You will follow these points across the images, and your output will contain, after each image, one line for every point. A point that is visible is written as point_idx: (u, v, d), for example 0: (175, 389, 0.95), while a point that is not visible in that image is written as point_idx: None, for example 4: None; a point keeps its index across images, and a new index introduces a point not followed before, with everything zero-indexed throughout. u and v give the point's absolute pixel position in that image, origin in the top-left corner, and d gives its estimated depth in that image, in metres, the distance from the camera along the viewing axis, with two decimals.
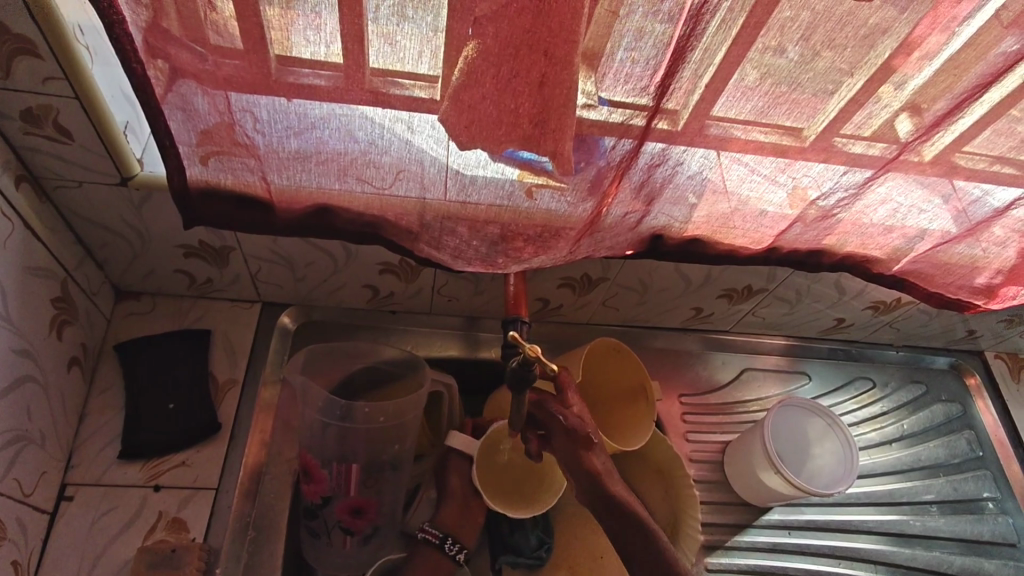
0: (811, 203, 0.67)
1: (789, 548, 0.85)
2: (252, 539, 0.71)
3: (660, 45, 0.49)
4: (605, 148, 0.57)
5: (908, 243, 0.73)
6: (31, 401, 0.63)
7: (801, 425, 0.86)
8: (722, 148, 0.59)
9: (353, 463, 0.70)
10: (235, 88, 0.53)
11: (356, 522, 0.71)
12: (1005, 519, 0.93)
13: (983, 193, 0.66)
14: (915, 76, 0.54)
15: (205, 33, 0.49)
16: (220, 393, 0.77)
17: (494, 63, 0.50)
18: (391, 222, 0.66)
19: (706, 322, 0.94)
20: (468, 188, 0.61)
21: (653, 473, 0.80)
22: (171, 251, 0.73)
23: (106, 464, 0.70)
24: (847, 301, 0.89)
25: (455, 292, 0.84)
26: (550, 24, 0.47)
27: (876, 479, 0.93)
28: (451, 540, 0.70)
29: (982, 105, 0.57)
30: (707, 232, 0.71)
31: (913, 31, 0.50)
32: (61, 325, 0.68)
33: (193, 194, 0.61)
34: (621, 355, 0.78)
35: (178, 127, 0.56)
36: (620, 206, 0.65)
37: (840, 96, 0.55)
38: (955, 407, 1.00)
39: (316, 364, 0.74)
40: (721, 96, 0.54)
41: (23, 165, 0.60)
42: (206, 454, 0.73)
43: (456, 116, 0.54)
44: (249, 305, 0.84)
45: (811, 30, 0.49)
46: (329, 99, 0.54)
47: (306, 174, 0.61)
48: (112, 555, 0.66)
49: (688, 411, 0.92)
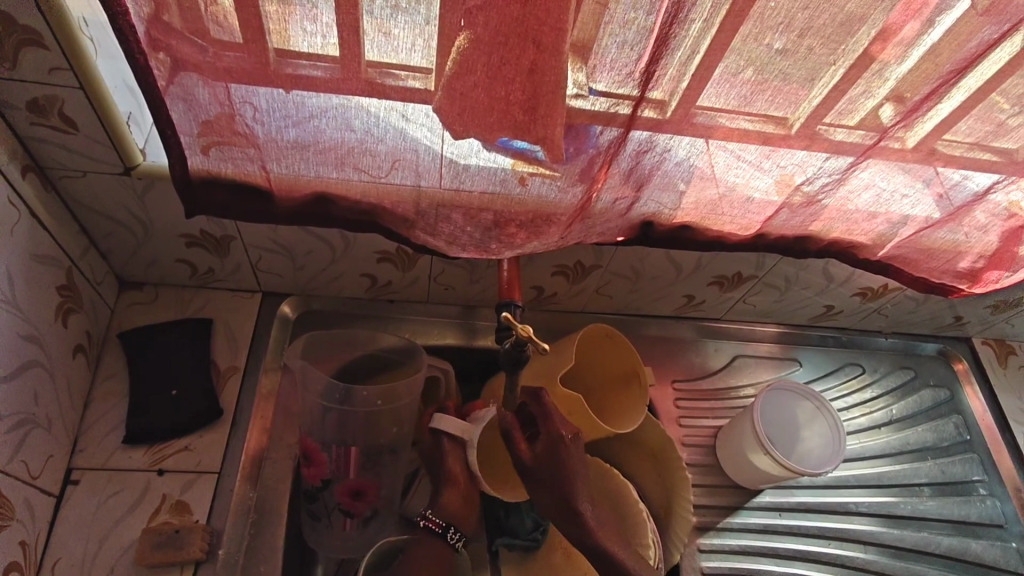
0: (796, 189, 0.68)
1: (780, 529, 0.86)
2: (254, 521, 0.72)
3: (644, 33, 0.51)
4: (594, 135, 0.59)
5: (892, 228, 0.75)
6: (38, 386, 0.65)
7: (790, 408, 0.87)
8: (708, 135, 0.61)
9: (351, 447, 0.72)
10: (234, 79, 0.54)
11: (355, 504, 0.73)
12: (993, 502, 0.94)
13: (963, 178, 0.68)
14: (894, 63, 0.55)
15: (206, 26, 0.51)
16: (221, 380, 0.79)
17: (485, 53, 0.51)
18: (387, 210, 0.68)
19: (698, 309, 0.96)
20: (462, 175, 0.63)
21: (646, 456, 0.82)
22: (173, 241, 0.75)
23: (110, 449, 0.72)
24: (836, 288, 0.91)
25: (451, 281, 0.85)
26: (538, 14, 0.48)
27: (866, 462, 0.95)
28: (454, 530, 0.70)
29: (959, 91, 0.59)
30: (697, 219, 0.72)
31: (890, 19, 0.52)
32: (66, 312, 0.70)
33: (195, 183, 0.63)
34: (614, 341, 0.79)
35: (179, 118, 0.58)
36: (610, 192, 0.67)
37: (821, 84, 0.56)
38: (943, 393, 1.02)
39: (315, 351, 0.75)
40: (706, 84, 0.56)
41: (29, 156, 0.62)
42: (209, 439, 0.75)
43: (448, 105, 0.56)
44: (249, 295, 0.86)
45: (792, 19, 0.51)
46: (326, 89, 0.56)
47: (304, 163, 0.63)
48: (116, 537, 0.68)
49: (681, 398, 0.93)
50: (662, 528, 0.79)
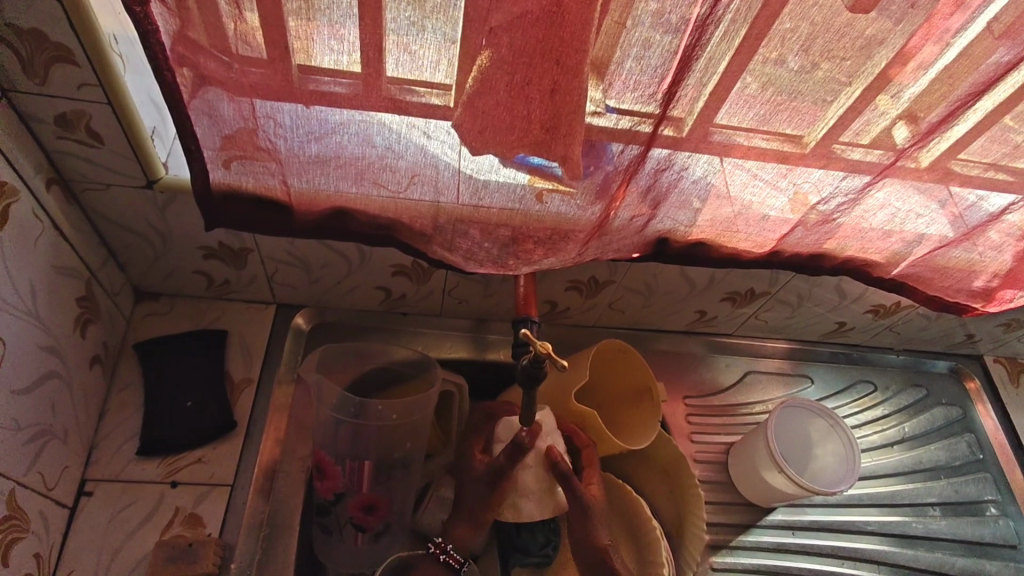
0: (811, 208, 0.69)
1: (794, 548, 0.86)
2: (267, 535, 0.72)
3: (666, 55, 0.52)
4: (612, 153, 0.60)
5: (906, 247, 0.75)
6: (56, 398, 0.65)
7: (804, 426, 0.87)
8: (725, 154, 0.62)
9: (365, 461, 0.72)
10: (260, 95, 0.55)
11: (368, 519, 0.72)
12: (1007, 522, 0.94)
13: (978, 199, 0.69)
14: (910, 85, 0.56)
15: (233, 43, 0.52)
16: (235, 393, 0.79)
17: (507, 72, 0.52)
18: (405, 225, 0.68)
19: (710, 325, 0.96)
20: (481, 192, 0.64)
21: (658, 472, 0.82)
22: (190, 254, 0.76)
23: (125, 460, 0.72)
24: (848, 305, 0.91)
25: (465, 295, 0.86)
26: (561, 35, 0.49)
27: (879, 481, 0.94)
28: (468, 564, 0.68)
29: (975, 113, 0.59)
30: (712, 236, 0.73)
31: (908, 42, 0.52)
32: (85, 323, 0.70)
33: (216, 196, 0.64)
34: (629, 356, 0.79)
35: (203, 132, 0.58)
36: (628, 209, 0.67)
37: (838, 104, 0.57)
38: (955, 411, 1.02)
39: (329, 364, 0.75)
40: (724, 104, 0.56)
41: (54, 169, 0.63)
42: (222, 451, 0.75)
43: (469, 123, 0.56)
44: (264, 307, 0.86)
45: (810, 41, 0.52)
46: (349, 106, 0.56)
47: (325, 178, 0.63)
48: (129, 549, 0.68)
49: (693, 413, 0.93)
50: (675, 546, 0.79)
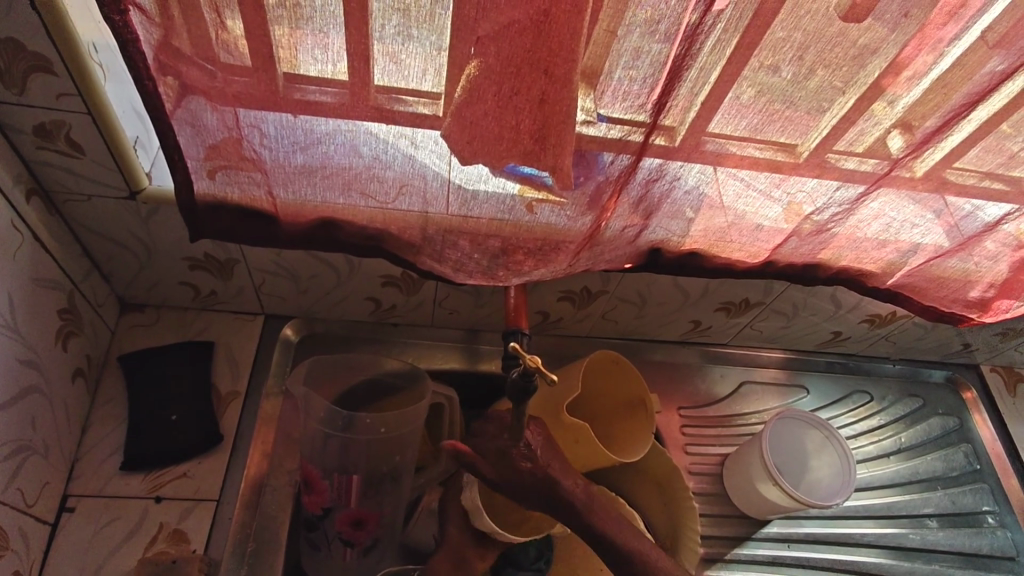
0: (806, 218, 0.68)
1: (790, 561, 0.85)
2: (253, 551, 0.70)
3: (656, 64, 0.51)
4: (604, 163, 0.59)
5: (901, 256, 0.74)
6: (36, 412, 0.64)
7: (799, 437, 0.86)
8: (718, 163, 0.61)
9: (353, 476, 0.70)
10: (243, 104, 0.54)
11: (357, 534, 0.71)
12: (1004, 533, 0.93)
13: (974, 208, 0.68)
14: (905, 94, 0.55)
15: (216, 52, 0.51)
16: (222, 405, 0.78)
17: (495, 82, 0.51)
18: (393, 235, 0.67)
19: (704, 335, 0.95)
20: (470, 202, 0.63)
21: (651, 485, 0.81)
22: (176, 264, 0.74)
23: (108, 476, 0.71)
24: (844, 314, 0.90)
25: (456, 306, 0.85)
26: (549, 45, 0.48)
27: (874, 492, 0.93)
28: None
29: (970, 122, 0.59)
30: (706, 246, 0.72)
31: (901, 51, 0.52)
32: (67, 336, 0.69)
33: (201, 208, 0.63)
34: (623, 369, 0.78)
35: (187, 142, 0.57)
36: (619, 220, 0.66)
37: (832, 114, 0.56)
38: (951, 420, 1.01)
39: (316, 377, 0.74)
40: (716, 113, 0.56)
41: (34, 179, 0.62)
42: (208, 465, 0.73)
43: (458, 132, 0.55)
44: (252, 318, 0.85)
45: (803, 50, 0.51)
46: (335, 116, 0.55)
47: (311, 188, 0.62)
48: (111, 566, 0.66)
49: (686, 424, 0.92)
50: None
